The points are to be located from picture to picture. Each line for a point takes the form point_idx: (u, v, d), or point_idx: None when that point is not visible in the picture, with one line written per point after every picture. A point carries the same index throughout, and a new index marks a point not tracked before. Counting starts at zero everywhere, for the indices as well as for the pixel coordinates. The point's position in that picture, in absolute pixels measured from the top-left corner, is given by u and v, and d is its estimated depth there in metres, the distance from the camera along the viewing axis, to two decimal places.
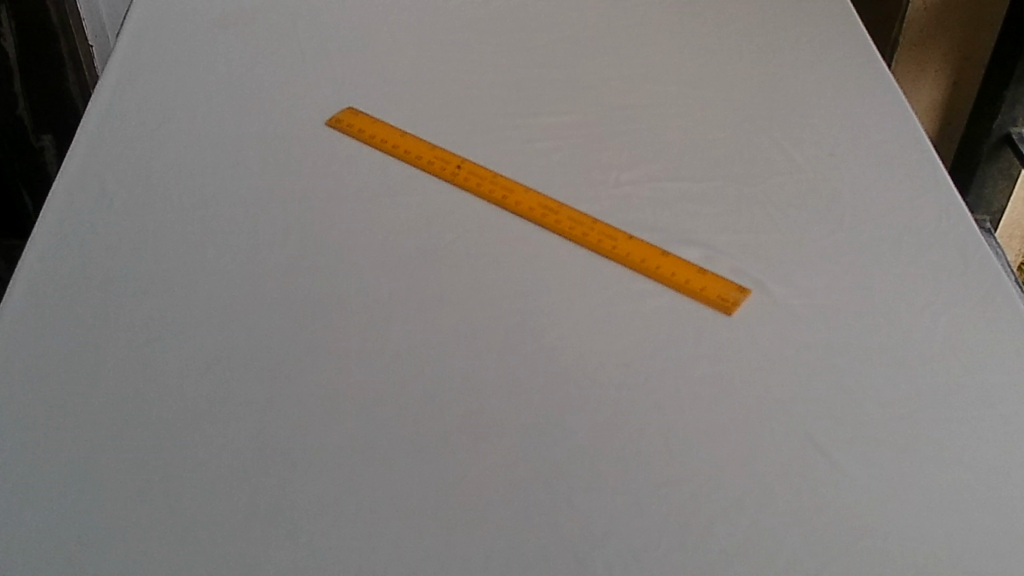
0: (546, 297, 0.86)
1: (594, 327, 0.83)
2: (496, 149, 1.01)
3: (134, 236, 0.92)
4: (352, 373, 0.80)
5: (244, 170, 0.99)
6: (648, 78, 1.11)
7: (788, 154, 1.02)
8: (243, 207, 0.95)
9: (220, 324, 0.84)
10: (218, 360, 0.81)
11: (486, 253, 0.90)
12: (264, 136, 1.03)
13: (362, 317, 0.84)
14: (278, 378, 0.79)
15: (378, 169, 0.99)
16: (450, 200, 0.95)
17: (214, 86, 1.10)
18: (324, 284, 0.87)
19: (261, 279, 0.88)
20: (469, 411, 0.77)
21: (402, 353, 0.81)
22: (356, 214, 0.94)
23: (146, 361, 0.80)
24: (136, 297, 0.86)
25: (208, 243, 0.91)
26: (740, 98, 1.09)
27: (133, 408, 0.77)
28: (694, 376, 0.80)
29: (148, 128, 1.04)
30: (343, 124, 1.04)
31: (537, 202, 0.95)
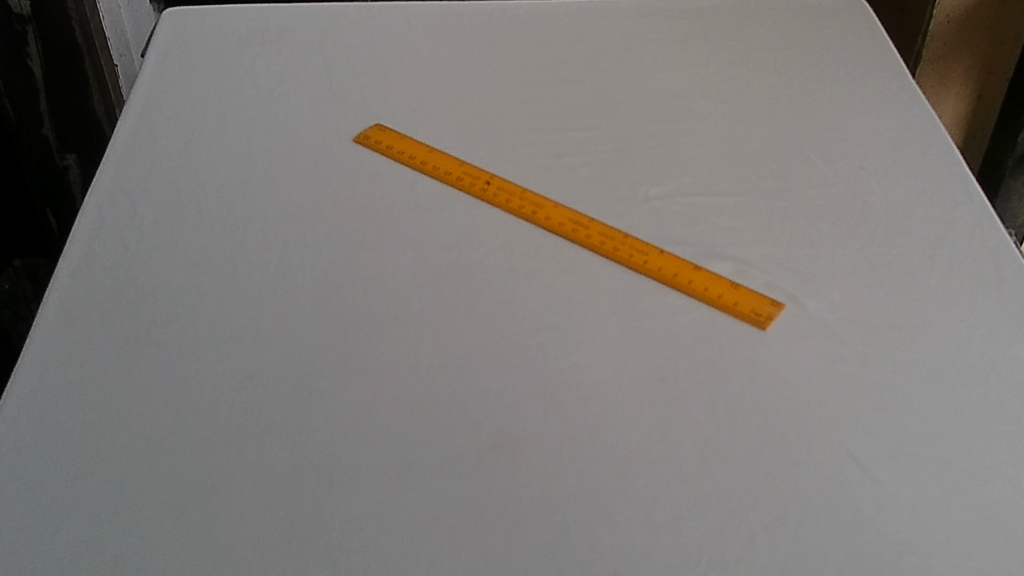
0: (579, 312, 0.86)
1: (627, 342, 0.83)
2: (524, 164, 1.01)
3: (165, 253, 0.92)
4: (386, 389, 0.79)
5: (273, 186, 0.99)
6: (674, 92, 1.11)
7: (817, 168, 1.01)
8: (273, 224, 0.95)
9: (253, 340, 0.84)
10: (251, 377, 0.81)
11: (518, 268, 0.90)
12: (292, 153, 1.03)
13: (394, 334, 0.84)
14: (311, 395, 0.79)
15: (407, 185, 0.99)
16: (479, 216, 0.95)
17: (242, 103, 1.10)
18: (356, 301, 0.87)
19: (292, 296, 0.88)
20: (504, 426, 0.77)
21: (436, 369, 0.81)
22: (386, 230, 0.94)
23: (180, 378, 0.80)
24: (169, 313, 0.86)
25: (239, 260, 0.91)
26: (768, 111, 1.09)
27: (167, 424, 0.77)
28: (730, 391, 0.79)
29: (176, 145, 1.04)
30: (372, 141, 1.04)
31: (566, 217, 0.95)
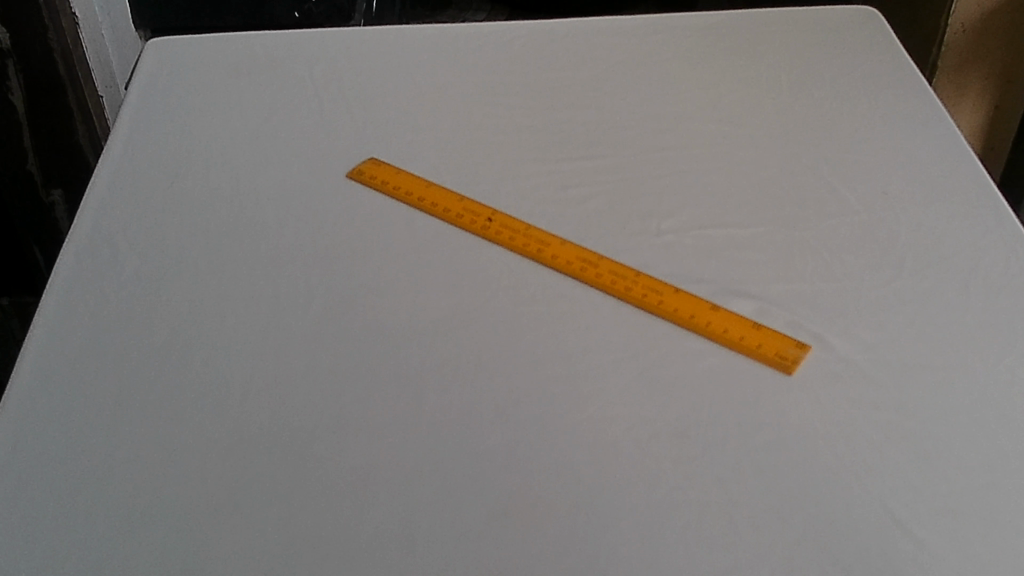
0: (591, 360, 0.80)
1: (644, 392, 0.77)
2: (528, 198, 0.96)
3: (149, 303, 0.86)
4: (386, 452, 0.74)
5: (261, 227, 0.93)
6: (685, 115, 1.06)
7: (838, 193, 0.95)
8: (262, 268, 0.89)
9: (242, 399, 0.78)
10: (241, 440, 0.75)
11: (524, 313, 0.84)
12: (282, 190, 0.97)
13: (394, 389, 0.78)
14: (305, 459, 0.73)
15: (405, 223, 0.93)
16: (482, 256, 0.89)
17: (229, 138, 1.04)
18: (352, 353, 0.81)
19: (283, 348, 0.82)
20: (514, 490, 0.71)
21: (439, 428, 0.75)
22: (383, 274, 0.88)
23: (165, 444, 0.75)
24: (152, 371, 0.80)
25: (226, 309, 0.86)
26: (783, 134, 1.03)
27: (152, 497, 0.71)
28: (757, 445, 0.73)
29: (161, 184, 0.98)
30: (366, 176, 0.98)
31: (575, 255, 0.89)
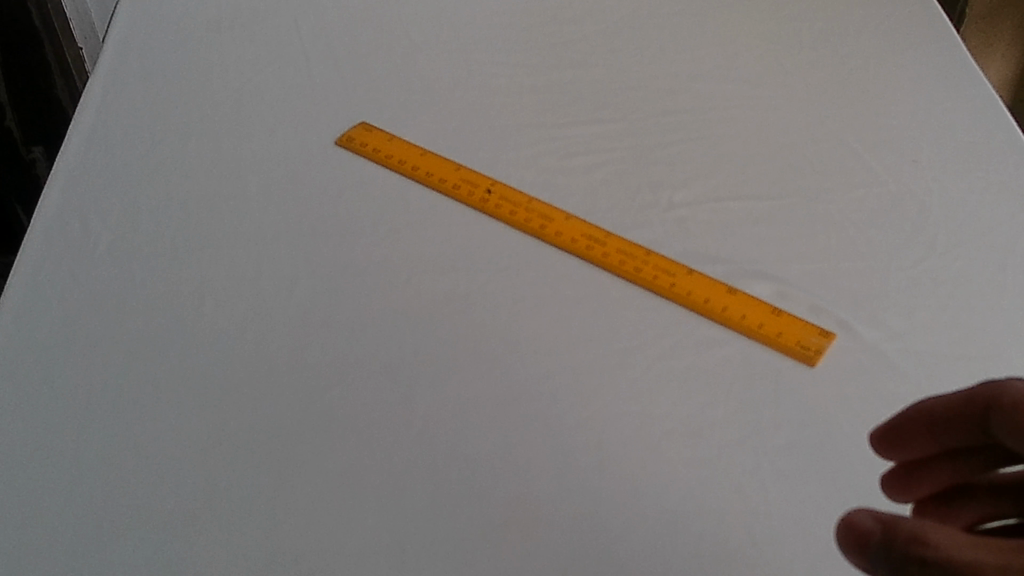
0: (597, 353, 0.74)
1: (654, 387, 0.71)
2: (530, 167, 0.89)
3: (123, 286, 0.80)
4: (377, 454, 0.68)
5: (243, 200, 0.86)
6: (698, 74, 0.98)
7: (864, 162, 0.89)
8: (244, 247, 0.83)
9: (222, 395, 0.72)
10: (220, 441, 0.69)
11: (526, 298, 0.78)
12: (266, 158, 0.90)
13: (385, 384, 0.73)
14: (289, 462, 0.68)
15: (398, 195, 0.86)
16: (480, 232, 0.83)
17: (209, 100, 0.97)
18: (341, 344, 0.75)
19: (267, 338, 0.76)
20: (512, 498, 0.66)
21: (433, 428, 0.70)
22: (374, 252, 0.82)
23: (138, 443, 0.69)
24: (125, 363, 0.75)
25: (206, 292, 0.79)
26: (805, 95, 0.95)
27: (120, 504, 0.66)
28: (777, 446, 0.68)
29: (138, 151, 0.91)
30: (356, 143, 0.91)
31: (581, 232, 0.83)
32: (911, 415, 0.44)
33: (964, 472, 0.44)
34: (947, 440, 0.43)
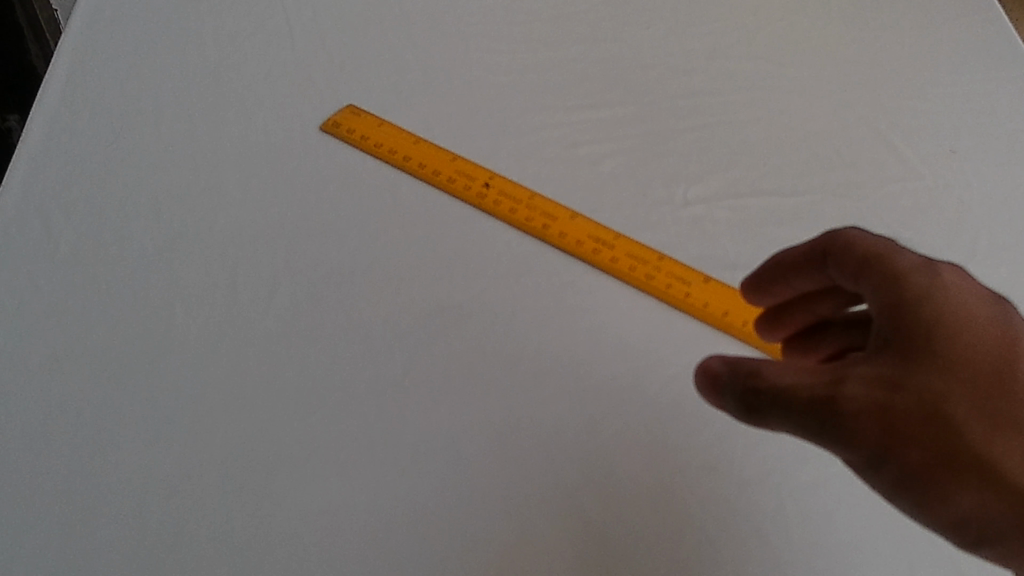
0: (606, 374, 0.68)
1: (667, 417, 0.66)
2: (533, 158, 0.82)
3: (85, 293, 0.73)
4: (366, 494, 0.63)
5: (219, 192, 0.79)
6: (717, 50, 0.90)
7: (898, 152, 0.81)
8: (220, 247, 0.76)
9: (197, 425, 0.66)
10: (196, 480, 0.64)
11: (529, 309, 0.71)
12: (243, 143, 0.82)
13: (373, 410, 0.67)
14: (272, 503, 0.63)
15: (389, 189, 0.79)
16: (479, 233, 0.76)
17: (182, 72, 0.88)
18: (324, 360, 0.69)
19: (243, 353, 0.70)
20: (513, 543, 0.61)
21: (427, 463, 0.64)
22: (362, 255, 0.75)
23: (107, 484, 0.64)
24: (89, 386, 0.68)
25: (178, 301, 0.72)
26: (832, 76, 0.88)
27: (91, 558, 0.61)
28: (804, 485, 0.63)
29: (101, 134, 0.83)
30: (342, 129, 0.83)
31: (588, 233, 0.76)
32: (775, 267, 0.55)
33: (821, 314, 0.56)
34: (801, 283, 0.54)
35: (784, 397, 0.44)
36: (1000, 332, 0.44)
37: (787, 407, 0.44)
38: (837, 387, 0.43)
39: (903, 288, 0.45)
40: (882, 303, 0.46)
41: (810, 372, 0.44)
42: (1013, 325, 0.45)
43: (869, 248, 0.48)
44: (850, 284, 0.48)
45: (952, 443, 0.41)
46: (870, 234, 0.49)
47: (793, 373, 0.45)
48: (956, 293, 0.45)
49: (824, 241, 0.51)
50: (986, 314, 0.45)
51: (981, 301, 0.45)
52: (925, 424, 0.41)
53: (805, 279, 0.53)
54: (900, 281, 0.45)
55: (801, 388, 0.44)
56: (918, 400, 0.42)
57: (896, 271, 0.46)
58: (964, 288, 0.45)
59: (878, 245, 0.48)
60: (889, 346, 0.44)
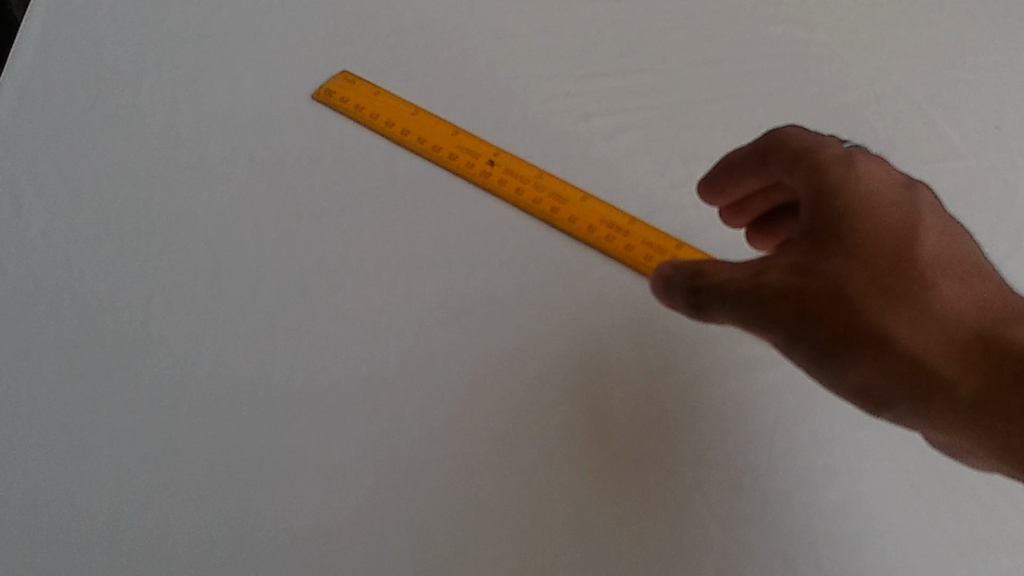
0: (620, 377, 0.63)
1: (684, 424, 0.61)
2: (542, 131, 0.75)
3: (57, 283, 0.68)
4: (362, 511, 0.59)
5: (201, 168, 0.73)
6: (743, 9, 0.83)
7: (937, 129, 0.75)
8: (203, 230, 0.70)
9: (180, 432, 0.62)
10: (182, 493, 0.60)
11: (537, 303, 0.66)
12: (227, 111, 0.76)
13: (369, 417, 0.62)
14: (262, 521, 0.59)
15: (387, 165, 0.73)
16: (483, 217, 0.70)
17: (159, 29, 0.81)
18: (315, 360, 0.64)
19: (228, 351, 0.64)
20: (519, 567, 0.57)
21: (426, 477, 0.60)
22: (356, 238, 0.69)
23: (86, 499, 0.60)
24: (64, 388, 0.63)
25: (158, 291, 0.67)
26: (866, 41, 0.81)
27: None
28: (835, 502, 0.58)
29: (74, 104, 0.76)
30: (335, 98, 0.76)
31: (600, 217, 0.70)
32: (726, 167, 0.57)
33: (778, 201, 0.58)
34: (750, 184, 0.56)
35: (718, 285, 0.49)
36: (909, 212, 0.46)
37: (723, 297, 0.49)
38: (763, 279, 0.47)
39: (822, 177, 0.48)
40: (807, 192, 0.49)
41: (742, 264, 0.50)
42: (924, 203, 0.47)
43: (799, 143, 0.51)
44: (783, 178, 0.51)
45: (857, 322, 0.44)
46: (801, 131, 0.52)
47: (730, 267, 0.50)
48: (869, 179, 0.47)
49: (763, 142, 0.53)
50: (899, 196, 0.47)
51: (894, 185, 0.47)
52: (841, 305, 0.45)
53: (750, 180, 0.56)
54: (821, 173, 0.48)
55: (733, 279, 0.49)
56: (824, 286, 0.45)
57: (817, 162, 0.49)
58: (878, 174, 0.47)
59: (807, 142, 0.51)
60: (813, 233, 0.47)
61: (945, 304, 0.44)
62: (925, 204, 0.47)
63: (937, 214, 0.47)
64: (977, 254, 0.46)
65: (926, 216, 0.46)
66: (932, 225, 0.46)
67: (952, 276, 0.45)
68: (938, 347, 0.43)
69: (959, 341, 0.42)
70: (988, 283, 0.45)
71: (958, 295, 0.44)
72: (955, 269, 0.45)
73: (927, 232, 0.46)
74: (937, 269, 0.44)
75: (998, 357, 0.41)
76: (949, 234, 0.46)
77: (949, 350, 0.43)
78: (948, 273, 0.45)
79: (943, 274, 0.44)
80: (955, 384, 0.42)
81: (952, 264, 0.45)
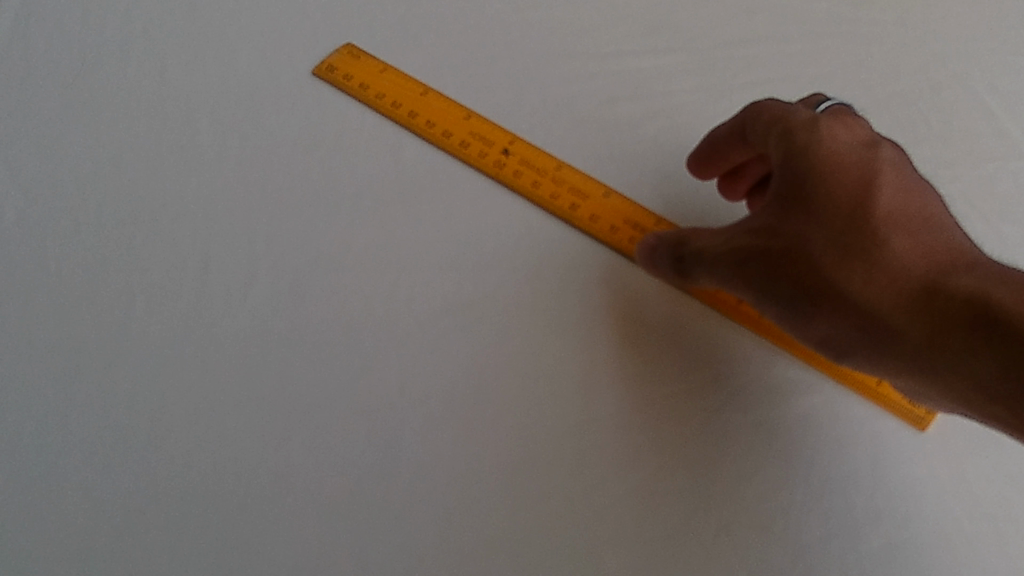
0: (642, 401, 0.58)
1: (710, 456, 0.57)
2: (564, 114, 0.68)
3: (29, 276, 0.62)
4: (362, 544, 0.54)
5: (189, 149, 0.66)
6: None
7: (996, 122, 0.69)
8: (190, 220, 0.64)
9: (162, 448, 0.57)
10: (166, 517, 0.55)
11: (553, 313, 0.60)
12: (219, 85, 0.69)
13: (368, 437, 0.57)
14: (254, 550, 0.54)
15: (393, 151, 0.66)
16: (499, 214, 0.64)
17: None
18: (309, 371, 0.59)
19: (215, 359, 0.59)
20: None
21: (433, 507, 0.55)
22: (358, 235, 0.63)
23: (62, 521, 0.55)
24: (37, 397, 0.58)
25: (140, 287, 0.61)
26: (921, 21, 0.73)
27: None
28: (868, 551, 0.55)
29: (51, 70, 0.69)
30: (338, 74, 0.70)
31: (623, 215, 0.64)
32: (709, 146, 0.59)
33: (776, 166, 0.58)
34: (736, 159, 0.58)
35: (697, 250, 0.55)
36: (867, 169, 0.48)
37: (704, 262, 0.54)
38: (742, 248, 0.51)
39: (788, 143, 0.50)
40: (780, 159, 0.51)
41: (721, 231, 0.54)
42: (885, 159, 0.49)
43: (777, 116, 0.53)
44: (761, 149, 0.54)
45: (818, 276, 0.48)
46: (779, 104, 0.54)
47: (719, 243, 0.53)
48: (830, 142, 0.49)
49: (738, 114, 0.56)
50: (858, 153, 0.49)
51: (853, 145, 0.50)
52: (803, 262, 0.49)
53: (740, 153, 0.57)
54: (787, 138, 0.51)
55: (717, 250, 0.53)
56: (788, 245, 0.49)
57: (785, 129, 0.51)
58: (838, 134, 0.50)
59: (785, 113, 0.52)
60: (783, 198, 0.50)
61: (894, 257, 0.46)
62: (886, 159, 0.49)
63: (896, 167, 0.49)
64: (935, 206, 0.49)
65: (883, 172, 0.49)
66: (890, 179, 0.48)
67: (904, 231, 0.47)
68: (888, 297, 0.46)
69: (907, 292, 0.45)
70: (944, 235, 0.47)
71: (909, 250, 0.46)
72: (906, 225, 0.47)
73: (884, 187, 0.48)
74: (889, 223, 0.47)
75: (934, 304, 0.44)
76: (906, 188, 0.49)
77: (897, 300, 0.46)
78: (902, 228, 0.47)
79: (896, 229, 0.47)
80: (903, 330, 0.45)
81: (906, 217, 0.47)
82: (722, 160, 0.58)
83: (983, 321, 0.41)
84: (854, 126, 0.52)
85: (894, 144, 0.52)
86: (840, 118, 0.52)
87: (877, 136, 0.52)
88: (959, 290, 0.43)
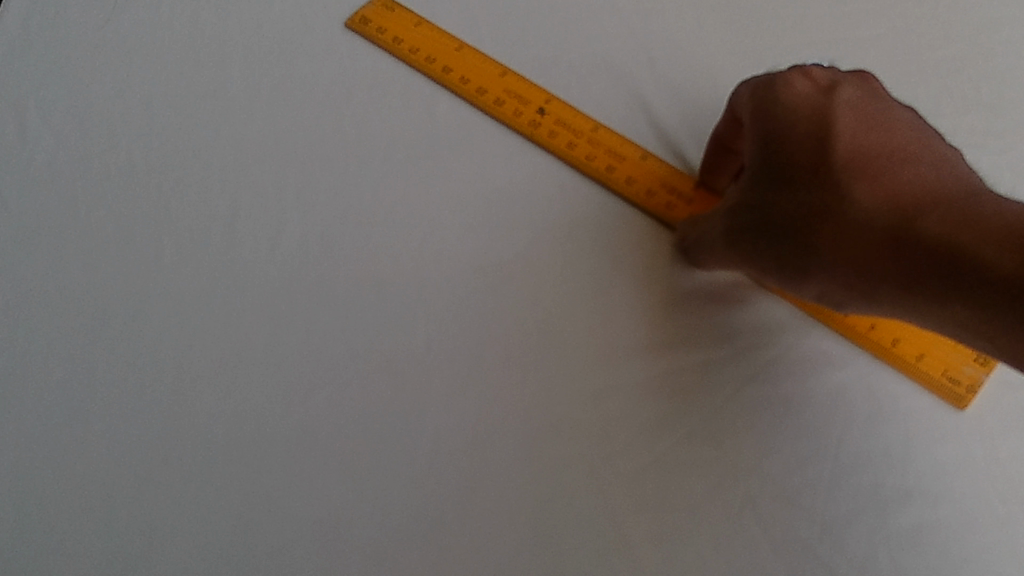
0: (669, 366, 0.57)
1: (733, 424, 0.56)
2: (602, 72, 0.67)
3: (63, 219, 0.61)
4: (387, 495, 0.54)
5: (222, 97, 0.65)
6: None
7: None
8: (218, 169, 0.63)
9: (189, 396, 0.57)
10: (193, 462, 0.55)
11: (582, 276, 0.60)
12: (253, 34, 0.68)
13: (394, 392, 0.56)
14: (279, 496, 0.54)
15: (427, 106, 0.65)
16: (532, 174, 0.63)
17: None
18: (336, 327, 0.58)
19: (242, 310, 0.59)
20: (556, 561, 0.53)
21: (457, 461, 0.55)
22: (388, 189, 0.62)
23: (90, 462, 0.55)
24: (68, 340, 0.58)
25: (172, 236, 0.61)
26: None
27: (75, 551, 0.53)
28: (897, 519, 0.54)
29: (87, 14, 0.69)
30: (372, 29, 0.68)
31: (656, 179, 0.62)
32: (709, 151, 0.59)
33: None
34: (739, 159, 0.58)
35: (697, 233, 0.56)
36: (820, 116, 0.49)
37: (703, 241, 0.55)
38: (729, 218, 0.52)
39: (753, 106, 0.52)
40: (754, 126, 0.52)
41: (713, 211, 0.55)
42: (839, 108, 0.49)
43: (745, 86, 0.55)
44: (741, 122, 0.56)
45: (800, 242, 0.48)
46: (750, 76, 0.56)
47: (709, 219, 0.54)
48: (785, 96, 0.50)
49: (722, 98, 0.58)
50: (812, 103, 0.50)
51: (807, 94, 0.50)
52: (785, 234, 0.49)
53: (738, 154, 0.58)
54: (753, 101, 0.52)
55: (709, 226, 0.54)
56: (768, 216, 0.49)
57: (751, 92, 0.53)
58: (795, 86, 0.51)
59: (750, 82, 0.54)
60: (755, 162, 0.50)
61: (858, 210, 0.46)
62: (841, 104, 0.49)
63: (851, 108, 0.49)
64: (898, 141, 0.48)
65: (839, 119, 0.48)
66: (845, 125, 0.48)
67: (867, 176, 0.46)
68: (861, 245, 0.46)
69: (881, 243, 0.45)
70: (912, 171, 0.46)
71: (874, 194, 0.46)
72: (869, 171, 0.46)
73: (840, 133, 0.48)
74: (846, 167, 0.47)
75: (903, 245, 0.44)
76: (863, 131, 0.48)
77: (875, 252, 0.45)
78: (862, 172, 0.47)
79: (857, 175, 0.47)
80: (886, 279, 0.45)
81: (864, 162, 0.47)
82: (733, 153, 0.58)
83: (946, 259, 0.42)
84: (813, 76, 0.52)
85: (854, 85, 0.51)
86: (799, 69, 0.52)
87: (837, 80, 0.52)
88: (924, 231, 0.43)
